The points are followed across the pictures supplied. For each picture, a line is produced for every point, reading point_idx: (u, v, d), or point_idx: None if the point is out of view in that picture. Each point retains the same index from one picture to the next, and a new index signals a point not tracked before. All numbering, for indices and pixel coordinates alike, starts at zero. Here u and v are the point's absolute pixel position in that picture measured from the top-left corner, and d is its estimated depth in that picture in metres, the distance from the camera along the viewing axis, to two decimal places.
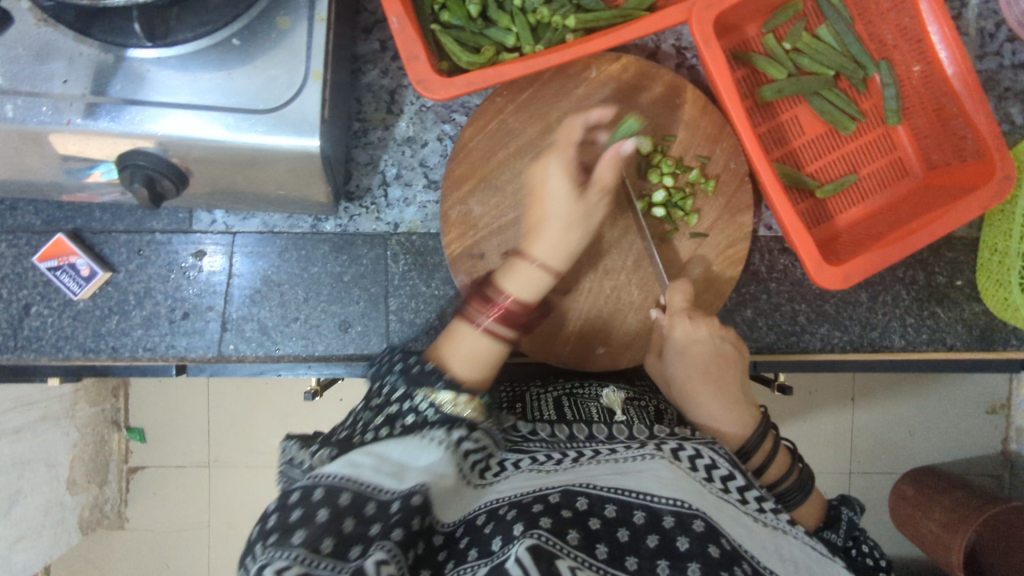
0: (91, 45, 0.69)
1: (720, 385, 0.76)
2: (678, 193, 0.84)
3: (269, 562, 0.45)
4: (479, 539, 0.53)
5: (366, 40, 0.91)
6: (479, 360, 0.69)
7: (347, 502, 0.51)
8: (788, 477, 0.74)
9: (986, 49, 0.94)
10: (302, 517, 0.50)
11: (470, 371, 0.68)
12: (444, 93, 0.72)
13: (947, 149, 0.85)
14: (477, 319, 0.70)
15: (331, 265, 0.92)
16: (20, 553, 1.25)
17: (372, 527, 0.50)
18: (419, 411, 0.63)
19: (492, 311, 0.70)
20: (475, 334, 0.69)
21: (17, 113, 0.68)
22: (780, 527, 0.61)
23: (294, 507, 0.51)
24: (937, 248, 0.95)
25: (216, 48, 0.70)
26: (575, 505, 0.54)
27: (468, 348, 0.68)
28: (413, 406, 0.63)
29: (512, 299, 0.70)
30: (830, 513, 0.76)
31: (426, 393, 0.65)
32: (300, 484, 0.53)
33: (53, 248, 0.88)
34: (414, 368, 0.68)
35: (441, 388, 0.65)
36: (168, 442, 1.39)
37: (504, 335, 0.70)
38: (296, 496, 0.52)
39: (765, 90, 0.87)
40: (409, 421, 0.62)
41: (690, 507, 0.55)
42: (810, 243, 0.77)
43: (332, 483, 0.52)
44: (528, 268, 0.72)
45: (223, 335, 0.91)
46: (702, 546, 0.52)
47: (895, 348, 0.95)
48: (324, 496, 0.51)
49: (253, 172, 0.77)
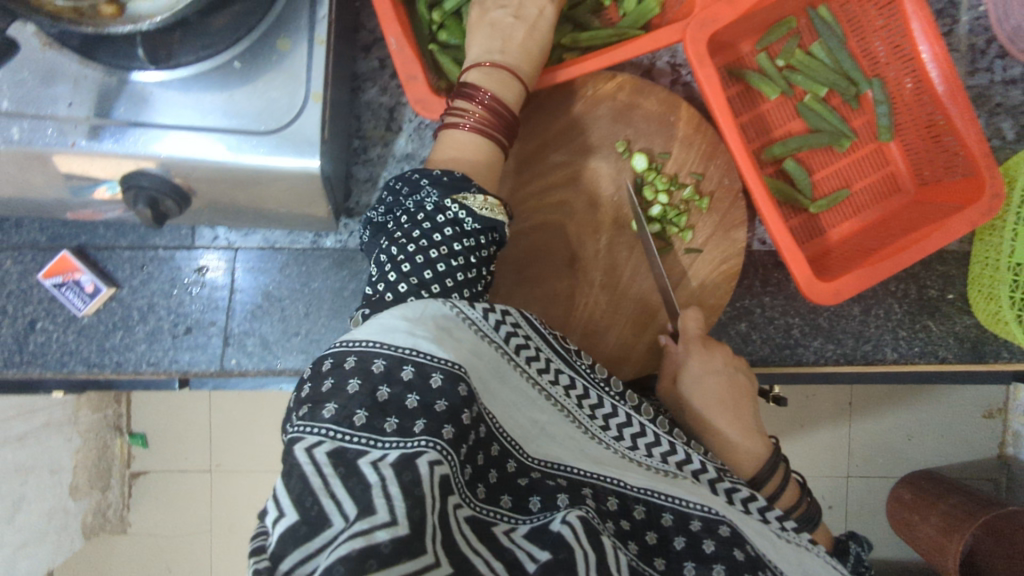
0: (94, 68, 0.70)
1: (735, 409, 0.76)
2: (672, 210, 0.86)
3: (302, 435, 0.46)
4: (513, 489, 0.53)
5: (366, 58, 0.92)
6: (477, 157, 0.70)
7: (381, 369, 0.51)
8: (796, 509, 0.73)
9: (976, 65, 0.95)
10: (333, 388, 0.50)
11: (481, 173, 0.69)
12: (440, 113, 0.74)
13: (939, 165, 0.86)
14: (462, 123, 0.70)
15: (332, 280, 0.94)
16: (26, 557, 1.27)
17: (409, 401, 0.50)
18: (456, 220, 0.62)
19: (474, 110, 0.70)
20: (463, 134, 0.70)
21: (23, 136, 0.69)
22: (802, 544, 0.61)
23: (325, 376, 0.51)
24: (929, 262, 0.96)
25: (218, 70, 0.72)
26: (608, 506, 0.55)
27: (458, 151, 0.69)
28: (450, 216, 0.62)
29: (495, 97, 0.70)
30: (840, 546, 0.76)
31: (460, 199, 0.63)
32: (333, 351, 0.53)
33: (58, 264, 0.90)
34: (445, 177, 0.65)
35: (474, 193, 0.64)
36: (171, 449, 1.40)
37: (496, 133, 0.71)
38: (329, 365, 0.52)
39: (774, 145, 0.90)
40: (446, 232, 0.62)
41: (717, 513, 0.56)
42: (799, 257, 0.78)
43: (364, 349, 0.51)
44: (502, 76, 0.72)
45: (225, 350, 0.92)
46: (727, 549, 0.54)
47: (887, 360, 0.96)
48: (357, 365, 0.51)
49: (254, 191, 0.78)
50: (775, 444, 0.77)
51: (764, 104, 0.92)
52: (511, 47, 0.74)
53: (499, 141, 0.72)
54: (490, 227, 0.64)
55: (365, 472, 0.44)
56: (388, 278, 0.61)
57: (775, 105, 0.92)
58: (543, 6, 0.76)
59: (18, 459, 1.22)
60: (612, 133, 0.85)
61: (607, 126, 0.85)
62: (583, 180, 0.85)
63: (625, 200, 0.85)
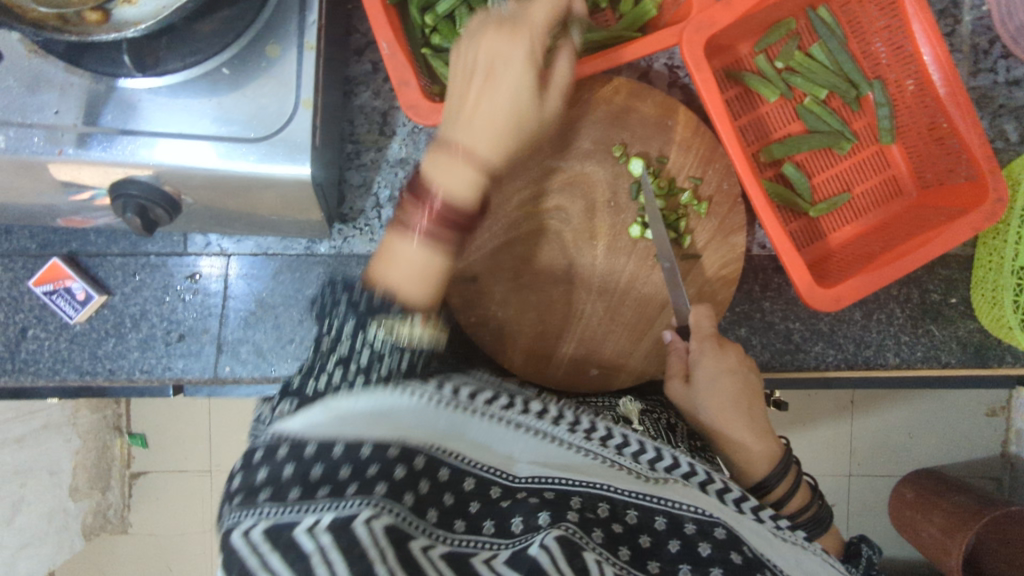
0: (81, 76, 0.70)
1: (750, 413, 0.77)
2: (671, 214, 0.84)
3: (236, 522, 0.42)
4: (493, 513, 0.49)
5: (358, 62, 0.91)
6: (423, 270, 0.58)
7: (313, 452, 0.45)
8: (807, 509, 0.77)
9: (979, 66, 0.93)
10: (265, 478, 0.45)
11: (419, 289, 0.58)
12: (433, 120, 0.72)
13: (941, 168, 0.85)
14: (410, 228, 0.59)
15: (326, 287, 0.93)
16: (24, 560, 1.26)
17: (341, 472, 0.44)
18: (377, 351, 0.53)
19: (423, 213, 0.58)
20: (409, 246, 0.57)
21: (10, 143, 0.68)
22: (793, 541, 0.62)
23: (256, 466, 0.46)
24: (932, 265, 0.95)
25: (206, 77, 0.71)
26: (598, 510, 0.52)
27: (403, 264, 0.57)
28: (371, 343, 0.53)
29: (445, 198, 0.58)
30: (851, 549, 0.78)
31: (383, 325, 0.55)
32: (264, 440, 0.48)
33: (48, 272, 0.89)
34: (364, 304, 0.55)
35: (395, 316, 0.55)
36: (169, 453, 1.40)
37: (448, 238, 0.59)
38: (258, 454, 0.46)
39: (772, 145, 0.89)
40: (366, 358, 0.53)
41: (709, 514, 0.56)
42: (799, 263, 0.77)
43: (293, 436, 0.46)
44: (460, 164, 0.60)
45: (219, 357, 0.91)
46: (723, 552, 0.53)
47: (890, 365, 0.95)
48: (287, 451, 0.46)
49: (247, 199, 0.77)
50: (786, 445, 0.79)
51: (763, 106, 0.90)
52: (475, 123, 0.62)
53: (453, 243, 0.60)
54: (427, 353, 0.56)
55: (301, 541, 0.40)
56: (310, 389, 0.54)
57: (774, 107, 0.90)
58: (511, 52, 0.64)
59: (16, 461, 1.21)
60: (607, 138, 0.84)
61: (603, 130, 0.84)
62: (578, 186, 0.84)
63: (627, 202, 0.84)
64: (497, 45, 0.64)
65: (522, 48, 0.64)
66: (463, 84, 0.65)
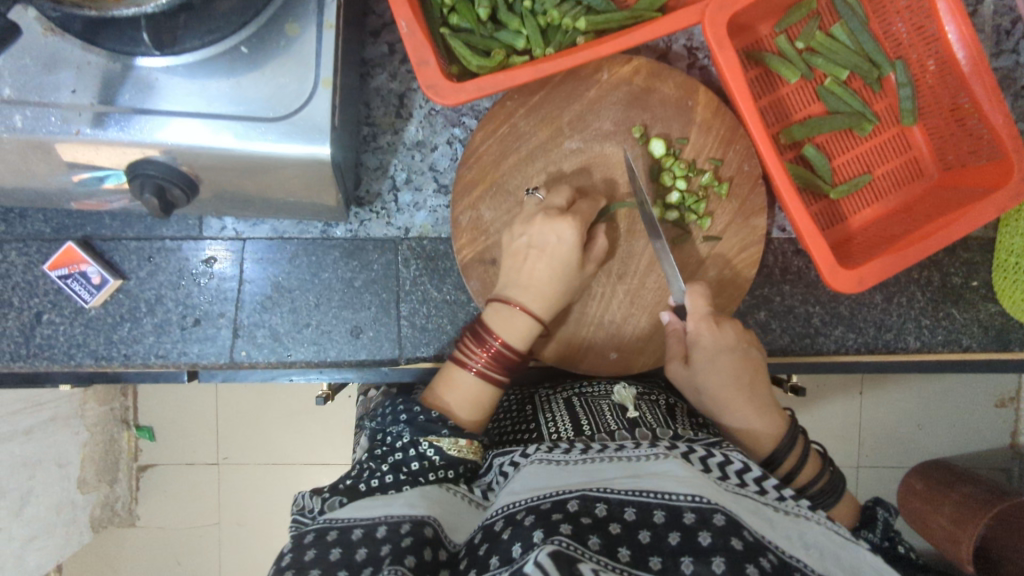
0: (97, 54, 0.68)
1: (750, 389, 0.78)
2: (691, 196, 0.83)
3: None
4: (499, 547, 0.54)
5: (375, 43, 0.90)
6: (478, 402, 0.77)
7: (359, 535, 0.57)
8: (820, 479, 0.76)
9: (1002, 46, 0.92)
10: (315, 557, 0.55)
11: (472, 414, 0.77)
12: (455, 99, 0.71)
13: (962, 148, 0.84)
14: (470, 363, 0.77)
15: (342, 271, 0.92)
16: (34, 552, 1.25)
17: (382, 549, 0.55)
18: (425, 457, 0.70)
19: (483, 354, 0.76)
20: (470, 378, 0.76)
21: (26, 124, 0.67)
22: (802, 514, 0.59)
23: (307, 547, 0.56)
24: (953, 248, 0.94)
25: (225, 55, 0.69)
26: (594, 512, 0.54)
27: (465, 393, 0.76)
28: (419, 452, 0.70)
29: (505, 342, 0.76)
30: (867, 512, 0.80)
31: (431, 439, 0.72)
32: (313, 527, 0.59)
33: (64, 256, 0.88)
34: (420, 416, 0.73)
35: (446, 434, 0.73)
36: (178, 443, 1.39)
37: (496, 376, 0.77)
38: (310, 537, 0.57)
39: (792, 127, 0.87)
40: (415, 467, 0.69)
41: (708, 501, 0.54)
42: (822, 243, 0.76)
43: (344, 524, 0.58)
44: (517, 313, 0.77)
45: (235, 342, 0.91)
46: (724, 539, 0.50)
47: (910, 349, 0.95)
48: (337, 536, 0.57)
49: (265, 179, 0.76)
50: (791, 417, 0.79)
51: (783, 88, 0.89)
52: (530, 280, 0.77)
53: (500, 380, 0.78)
54: (458, 464, 0.72)
55: None
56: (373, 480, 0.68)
57: (794, 88, 0.89)
58: (562, 230, 0.76)
59: (24, 452, 1.20)
60: (628, 118, 0.83)
61: (622, 112, 0.83)
62: (598, 167, 0.83)
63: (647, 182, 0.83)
64: (549, 228, 0.76)
65: (572, 229, 0.76)
66: (509, 257, 0.78)
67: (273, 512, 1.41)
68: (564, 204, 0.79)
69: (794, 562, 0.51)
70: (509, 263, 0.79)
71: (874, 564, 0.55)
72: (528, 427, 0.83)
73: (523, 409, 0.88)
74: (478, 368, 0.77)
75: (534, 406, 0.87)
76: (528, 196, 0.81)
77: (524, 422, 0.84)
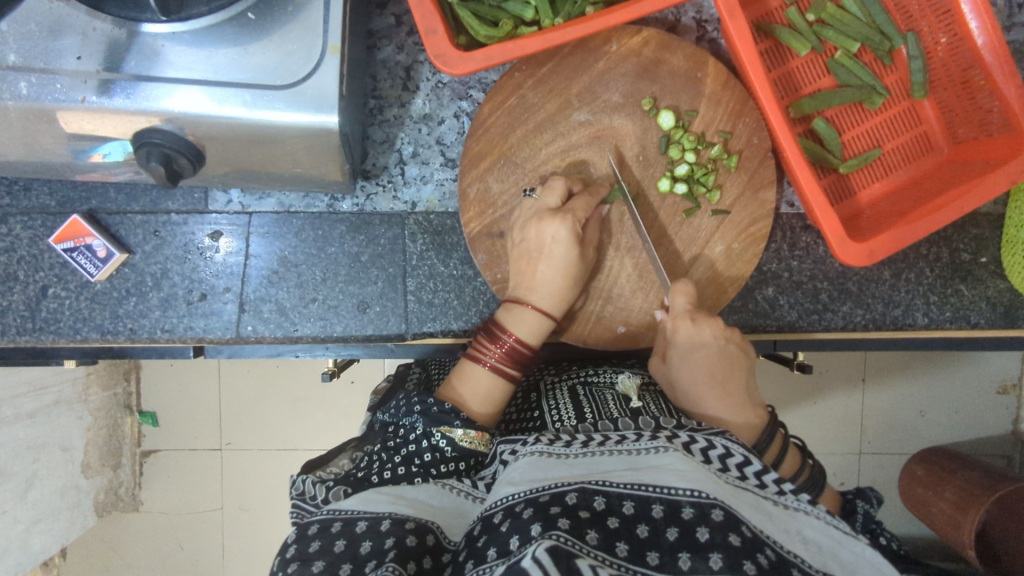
0: (103, 20, 0.67)
1: (724, 387, 0.77)
2: (700, 168, 0.83)
3: None
4: (497, 539, 0.54)
5: (381, 15, 0.89)
6: (492, 396, 0.78)
7: (364, 528, 0.58)
8: (800, 475, 0.77)
9: (1014, 20, 0.92)
10: (320, 548, 0.56)
11: (484, 411, 0.77)
12: (463, 68, 0.70)
13: (973, 124, 0.84)
14: (483, 358, 0.78)
15: (349, 246, 0.92)
16: (38, 535, 1.26)
17: (385, 543, 0.56)
18: (437, 449, 0.71)
19: (497, 350, 0.78)
20: (484, 374, 0.77)
21: (31, 91, 0.66)
22: (801, 509, 0.58)
23: (312, 539, 0.57)
24: (962, 224, 0.94)
25: (231, 23, 0.68)
26: (593, 506, 0.54)
27: (480, 387, 0.77)
28: (431, 444, 0.71)
29: (518, 338, 0.78)
30: (848, 506, 0.79)
31: (444, 429, 0.71)
32: (318, 517, 0.60)
33: (69, 229, 0.88)
34: (434, 407, 0.72)
35: (460, 424, 0.71)
36: (181, 425, 1.39)
37: (509, 371, 0.78)
38: (315, 528, 0.58)
39: (802, 100, 0.87)
40: (428, 458, 0.70)
41: (708, 496, 0.53)
42: (832, 219, 0.75)
43: (348, 516, 0.59)
44: (529, 311, 0.78)
45: (241, 316, 0.91)
46: (723, 536, 0.50)
47: (918, 326, 0.94)
48: (341, 528, 0.58)
49: (271, 150, 0.75)
50: (771, 413, 0.78)
51: (793, 61, 0.89)
52: (545, 284, 0.79)
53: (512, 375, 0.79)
54: (468, 454, 0.72)
55: None
56: (385, 469, 0.69)
57: (805, 62, 0.89)
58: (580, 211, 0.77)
59: (29, 436, 1.20)
60: (637, 90, 0.83)
61: (631, 83, 0.82)
62: (607, 141, 0.83)
63: (656, 157, 0.83)
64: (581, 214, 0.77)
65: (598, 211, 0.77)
66: (518, 262, 0.80)
67: (274, 495, 1.40)
68: (558, 200, 0.79)
69: (790, 557, 0.51)
70: (528, 265, 0.80)
71: (872, 558, 0.55)
72: (532, 417, 0.83)
73: (528, 398, 0.88)
74: (492, 363, 0.78)
75: (537, 393, 0.88)
76: (527, 197, 0.83)
77: (528, 413, 0.85)
